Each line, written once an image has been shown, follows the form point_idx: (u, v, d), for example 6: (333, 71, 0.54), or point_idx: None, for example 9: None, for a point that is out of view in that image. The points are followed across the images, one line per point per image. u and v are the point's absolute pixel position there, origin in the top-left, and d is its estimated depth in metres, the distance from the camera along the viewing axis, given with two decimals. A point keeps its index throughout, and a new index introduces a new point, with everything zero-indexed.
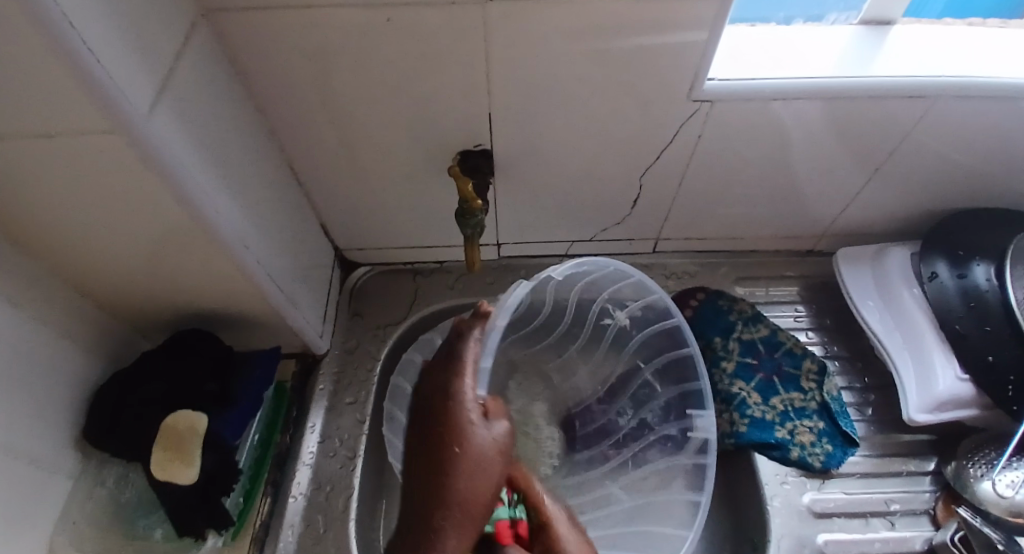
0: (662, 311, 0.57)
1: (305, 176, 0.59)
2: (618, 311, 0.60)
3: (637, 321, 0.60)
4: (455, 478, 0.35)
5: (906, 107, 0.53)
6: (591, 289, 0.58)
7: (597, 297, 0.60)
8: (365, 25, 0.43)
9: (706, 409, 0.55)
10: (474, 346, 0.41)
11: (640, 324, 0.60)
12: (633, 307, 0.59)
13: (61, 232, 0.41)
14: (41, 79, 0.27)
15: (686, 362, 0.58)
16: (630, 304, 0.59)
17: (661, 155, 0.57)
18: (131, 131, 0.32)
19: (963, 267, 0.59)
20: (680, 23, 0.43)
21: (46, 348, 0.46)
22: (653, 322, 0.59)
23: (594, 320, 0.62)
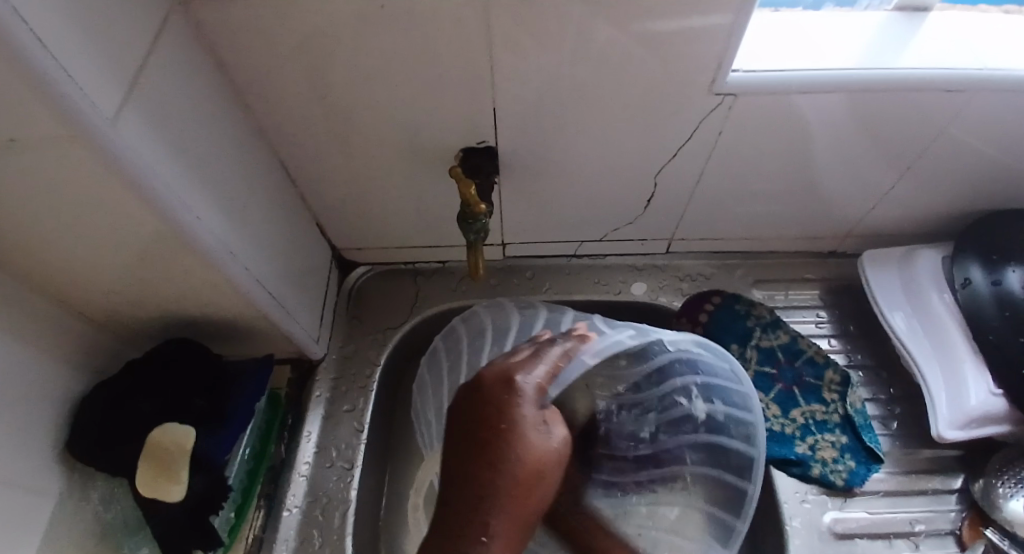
0: (744, 433, 0.47)
1: (299, 175, 0.56)
2: (700, 400, 0.49)
3: (713, 427, 0.49)
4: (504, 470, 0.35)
5: (947, 101, 0.49)
6: (688, 364, 0.48)
7: (687, 375, 0.49)
8: (359, 13, 0.39)
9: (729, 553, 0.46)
10: (556, 350, 0.42)
11: (715, 430, 0.49)
12: (719, 407, 0.48)
13: (32, 243, 0.38)
14: None
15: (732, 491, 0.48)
16: (718, 402, 0.48)
17: (678, 152, 0.54)
18: (95, 137, 0.28)
19: (997, 272, 0.55)
20: (705, 9, 0.39)
21: (25, 364, 0.43)
22: (726, 437, 0.49)
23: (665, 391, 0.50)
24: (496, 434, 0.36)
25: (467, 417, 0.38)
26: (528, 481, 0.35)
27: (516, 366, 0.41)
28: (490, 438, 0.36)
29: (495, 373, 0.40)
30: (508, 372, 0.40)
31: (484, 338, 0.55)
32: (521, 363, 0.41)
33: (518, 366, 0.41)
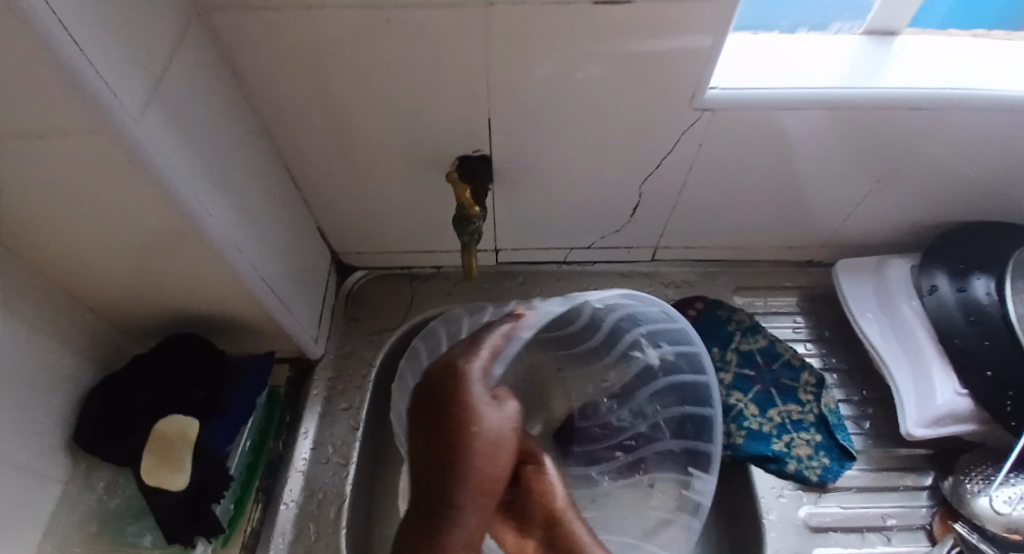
0: (696, 367, 0.53)
1: (302, 180, 0.59)
2: (650, 348, 0.56)
3: (669, 367, 0.57)
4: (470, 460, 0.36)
5: (911, 118, 0.52)
6: (629, 319, 0.54)
7: (633, 328, 0.55)
8: (364, 27, 0.42)
9: (711, 476, 0.53)
10: (501, 326, 0.44)
11: (671, 369, 0.56)
12: (667, 349, 0.55)
13: (54, 237, 0.40)
14: (29, 81, 0.27)
15: (700, 423, 0.55)
16: (665, 345, 0.55)
17: (661, 163, 0.57)
18: (120, 131, 0.31)
19: (963, 280, 0.58)
20: (683, 30, 0.43)
21: (35, 352, 0.45)
22: (685, 374, 0.55)
23: (622, 349, 0.58)
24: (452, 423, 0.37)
25: (427, 411, 0.39)
26: (491, 471, 0.37)
27: (457, 353, 0.42)
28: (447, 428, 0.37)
29: (444, 363, 0.41)
30: (452, 362, 0.41)
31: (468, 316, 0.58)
32: (461, 351, 0.42)
33: (460, 353, 0.42)
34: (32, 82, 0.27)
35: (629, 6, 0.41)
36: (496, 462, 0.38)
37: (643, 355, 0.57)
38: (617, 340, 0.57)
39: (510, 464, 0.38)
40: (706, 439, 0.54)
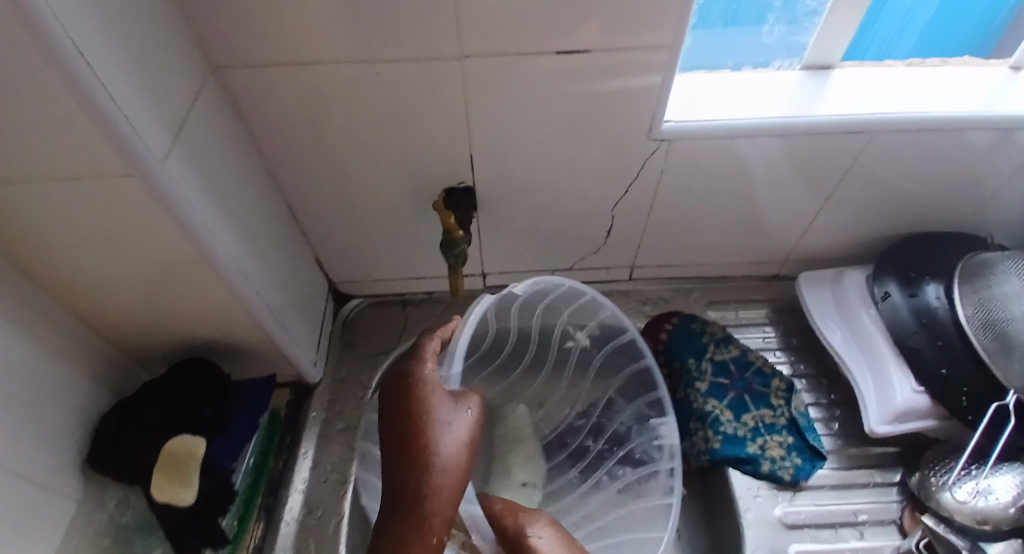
0: (616, 327, 0.61)
1: (301, 215, 0.64)
2: (578, 332, 0.63)
3: (598, 343, 0.64)
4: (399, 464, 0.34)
5: (848, 141, 0.58)
6: (551, 312, 0.60)
7: (557, 321, 0.62)
8: (357, 78, 0.49)
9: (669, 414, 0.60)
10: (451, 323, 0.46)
11: (601, 344, 0.64)
12: (591, 326, 0.63)
13: (80, 272, 0.45)
14: (75, 135, 0.32)
15: (644, 375, 0.63)
16: (589, 324, 0.62)
17: (628, 190, 0.63)
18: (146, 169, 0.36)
19: (915, 287, 0.63)
20: (634, 71, 0.50)
21: (54, 378, 0.49)
22: (612, 341, 0.63)
23: (557, 344, 0.65)
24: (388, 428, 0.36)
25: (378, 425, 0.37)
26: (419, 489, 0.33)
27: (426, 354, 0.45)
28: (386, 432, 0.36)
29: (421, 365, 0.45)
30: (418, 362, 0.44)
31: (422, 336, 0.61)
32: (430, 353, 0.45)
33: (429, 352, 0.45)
34: (72, 128, 0.32)
35: (585, 53, 0.48)
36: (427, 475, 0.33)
37: (575, 343, 0.65)
38: (550, 336, 0.64)
39: (449, 480, 0.33)
40: (651, 389, 0.62)
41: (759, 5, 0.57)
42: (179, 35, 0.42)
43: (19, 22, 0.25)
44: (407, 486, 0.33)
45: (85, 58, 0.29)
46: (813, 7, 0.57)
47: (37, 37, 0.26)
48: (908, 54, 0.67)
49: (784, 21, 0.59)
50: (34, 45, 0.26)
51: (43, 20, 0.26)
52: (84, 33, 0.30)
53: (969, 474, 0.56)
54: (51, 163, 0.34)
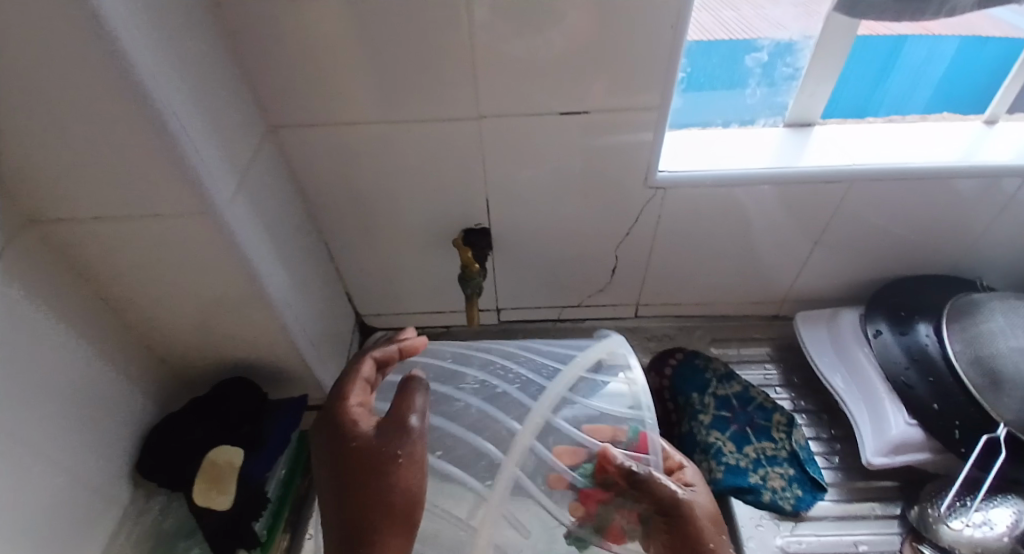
0: None
1: (335, 255, 0.71)
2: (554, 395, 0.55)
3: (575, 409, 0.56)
4: (359, 485, 0.37)
5: (829, 189, 0.64)
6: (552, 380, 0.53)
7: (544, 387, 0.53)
8: (389, 135, 0.57)
9: None
10: (366, 365, 0.45)
11: None
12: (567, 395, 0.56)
13: (147, 294, 0.53)
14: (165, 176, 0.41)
15: None
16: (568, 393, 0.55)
17: (629, 232, 0.69)
18: (212, 205, 0.45)
19: (906, 326, 0.67)
20: (629, 127, 0.57)
21: (115, 389, 0.56)
22: None
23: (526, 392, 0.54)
24: (343, 457, 0.39)
25: (330, 454, 0.40)
26: (383, 502, 0.37)
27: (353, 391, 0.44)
28: (342, 461, 0.39)
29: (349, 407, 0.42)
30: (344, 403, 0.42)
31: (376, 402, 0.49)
32: (356, 391, 0.44)
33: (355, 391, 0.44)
34: (157, 166, 0.41)
35: (585, 113, 0.56)
36: (384, 492, 0.37)
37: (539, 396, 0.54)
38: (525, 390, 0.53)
39: (409, 489, 0.38)
40: None
41: (741, 71, 0.65)
42: (248, 101, 0.52)
43: (123, 75, 0.35)
44: (369, 504, 0.37)
45: (169, 106, 0.39)
46: (790, 72, 0.65)
47: (134, 87, 0.35)
48: (924, 108, 0.71)
49: (764, 84, 0.66)
50: (129, 94, 0.36)
51: (139, 74, 0.35)
52: (170, 97, 0.39)
53: (963, 504, 0.59)
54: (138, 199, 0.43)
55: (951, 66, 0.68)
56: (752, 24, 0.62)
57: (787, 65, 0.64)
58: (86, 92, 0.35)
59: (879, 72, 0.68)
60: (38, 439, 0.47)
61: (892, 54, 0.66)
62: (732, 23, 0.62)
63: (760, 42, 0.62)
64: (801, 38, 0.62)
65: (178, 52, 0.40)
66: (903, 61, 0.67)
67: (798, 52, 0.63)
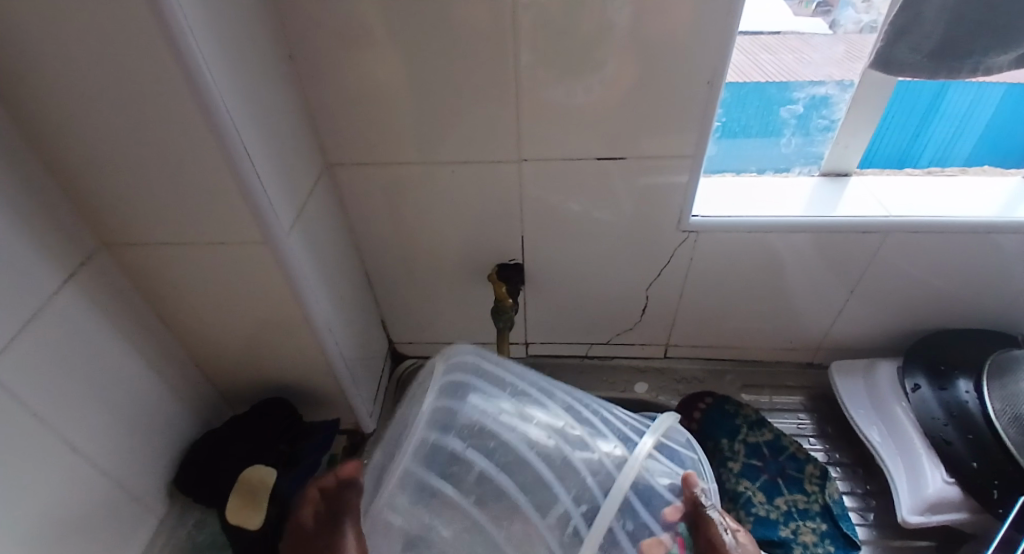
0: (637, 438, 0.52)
1: (376, 284, 0.74)
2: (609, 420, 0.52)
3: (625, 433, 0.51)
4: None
5: (864, 240, 0.64)
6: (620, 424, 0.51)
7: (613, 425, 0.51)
8: (435, 173, 0.61)
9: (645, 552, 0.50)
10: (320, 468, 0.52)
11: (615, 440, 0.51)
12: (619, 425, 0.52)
13: (201, 313, 0.57)
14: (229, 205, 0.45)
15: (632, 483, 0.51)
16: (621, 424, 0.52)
17: (661, 273, 0.70)
18: (272, 235, 0.49)
19: (945, 381, 0.66)
20: (664, 172, 0.59)
21: (164, 403, 0.59)
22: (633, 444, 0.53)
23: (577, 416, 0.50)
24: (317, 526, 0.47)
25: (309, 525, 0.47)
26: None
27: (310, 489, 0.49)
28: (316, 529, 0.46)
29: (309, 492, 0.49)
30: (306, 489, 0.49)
31: (475, 387, 0.48)
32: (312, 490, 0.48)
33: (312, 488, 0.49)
34: (225, 197, 0.45)
35: (620, 159, 0.58)
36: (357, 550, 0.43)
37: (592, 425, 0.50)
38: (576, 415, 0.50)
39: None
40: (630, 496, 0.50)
41: (775, 121, 0.66)
42: (308, 139, 0.56)
43: (204, 117, 0.39)
44: None
45: (243, 145, 0.43)
46: (825, 124, 0.66)
47: (213, 129, 0.40)
48: (965, 159, 0.70)
49: (800, 134, 0.67)
50: (209, 134, 0.40)
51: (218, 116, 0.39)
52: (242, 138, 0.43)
53: None
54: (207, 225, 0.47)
55: (996, 115, 0.66)
56: (791, 69, 0.62)
57: (823, 117, 0.65)
58: (175, 132, 0.40)
59: (922, 120, 0.67)
60: (94, 442, 0.50)
61: (930, 103, 0.65)
62: (770, 68, 0.62)
63: (795, 95, 0.64)
64: (837, 92, 0.63)
65: (252, 97, 0.45)
66: (947, 107, 0.65)
67: (834, 105, 0.64)
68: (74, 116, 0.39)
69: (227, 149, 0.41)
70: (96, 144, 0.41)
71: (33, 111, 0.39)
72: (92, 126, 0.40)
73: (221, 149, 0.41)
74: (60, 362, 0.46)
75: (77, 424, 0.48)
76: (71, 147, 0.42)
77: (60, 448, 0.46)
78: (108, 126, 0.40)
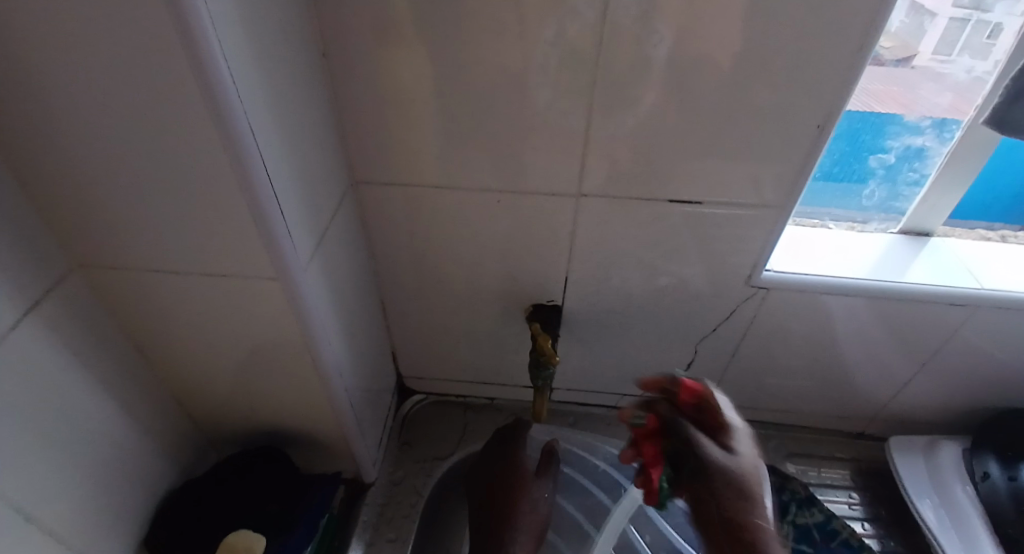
0: None
1: (392, 315, 0.66)
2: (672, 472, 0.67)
3: None
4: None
5: (947, 312, 0.58)
6: None
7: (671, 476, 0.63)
8: (477, 201, 0.53)
9: None
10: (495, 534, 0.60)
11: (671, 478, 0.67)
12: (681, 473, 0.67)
13: (193, 348, 0.48)
14: (240, 230, 0.37)
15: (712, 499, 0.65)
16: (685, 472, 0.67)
17: (717, 329, 0.63)
18: (289, 270, 0.40)
19: (1014, 470, 0.60)
20: (743, 223, 0.52)
21: (139, 447, 0.50)
22: None
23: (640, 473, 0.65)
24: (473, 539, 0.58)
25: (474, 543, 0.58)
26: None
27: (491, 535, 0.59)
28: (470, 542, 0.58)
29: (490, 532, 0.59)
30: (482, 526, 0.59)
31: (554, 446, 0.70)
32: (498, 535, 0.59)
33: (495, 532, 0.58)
34: (237, 226, 0.37)
35: (696, 204, 0.51)
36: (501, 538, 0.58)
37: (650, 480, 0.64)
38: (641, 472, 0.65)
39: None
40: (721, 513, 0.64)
41: (861, 170, 0.59)
42: (335, 152, 0.48)
43: (218, 123, 0.31)
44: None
45: (263, 163, 0.35)
46: (914, 178, 0.59)
47: (228, 145, 0.32)
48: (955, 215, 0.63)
49: (884, 186, 0.60)
50: (225, 152, 0.32)
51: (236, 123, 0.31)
52: (264, 151, 0.35)
53: None
54: (212, 251, 0.38)
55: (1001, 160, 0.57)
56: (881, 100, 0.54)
57: (913, 171, 0.58)
58: (183, 147, 0.32)
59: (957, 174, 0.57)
60: (57, 505, 0.41)
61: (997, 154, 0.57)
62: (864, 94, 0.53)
63: (888, 143, 0.56)
64: (934, 145, 0.56)
65: (277, 101, 0.36)
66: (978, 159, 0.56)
67: (927, 159, 0.57)
68: (60, 120, 0.31)
69: (244, 171, 0.33)
70: (83, 154, 0.33)
71: (5, 108, 0.31)
72: (81, 134, 0.32)
73: (238, 169, 0.33)
74: (20, 413, 0.37)
75: (39, 485, 0.39)
76: (50, 156, 0.33)
77: (16, 518, 0.38)
78: (99, 135, 0.32)
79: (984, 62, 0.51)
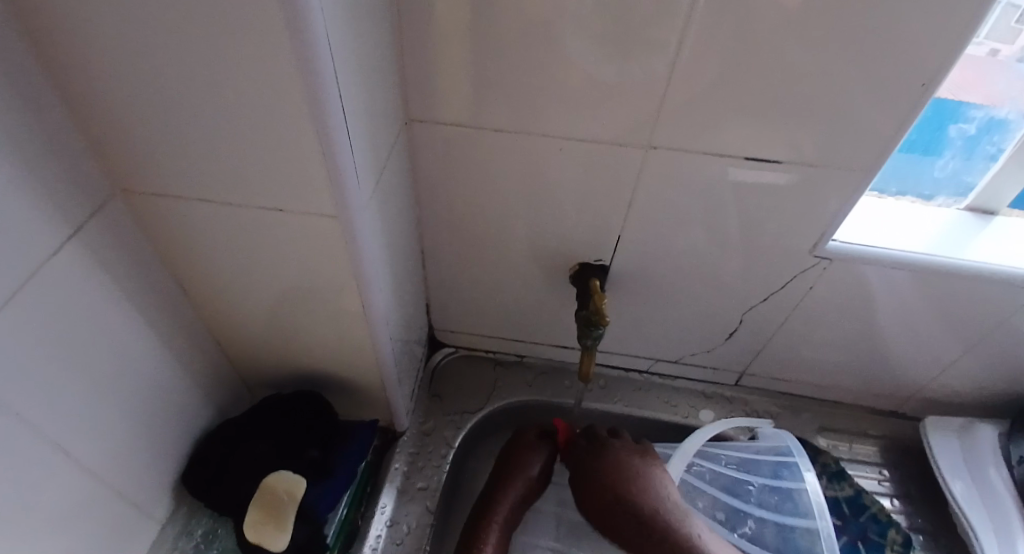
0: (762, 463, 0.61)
1: (432, 265, 0.64)
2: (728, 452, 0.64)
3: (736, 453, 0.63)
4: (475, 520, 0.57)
5: (1010, 295, 0.55)
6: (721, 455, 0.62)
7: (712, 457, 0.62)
8: (536, 149, 0.50)
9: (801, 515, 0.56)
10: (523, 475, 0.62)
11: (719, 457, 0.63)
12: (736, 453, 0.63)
13: (236, 287, 0.46)
14: (302, 161, 0.34)
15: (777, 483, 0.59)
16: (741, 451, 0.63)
17: (768, 298, 0.61)
18: (348, 208, 0.38)
19: None
20: (817, 188, 0.49)
21: (177, 387, 0.49)
22: (767, 459, 0.61)
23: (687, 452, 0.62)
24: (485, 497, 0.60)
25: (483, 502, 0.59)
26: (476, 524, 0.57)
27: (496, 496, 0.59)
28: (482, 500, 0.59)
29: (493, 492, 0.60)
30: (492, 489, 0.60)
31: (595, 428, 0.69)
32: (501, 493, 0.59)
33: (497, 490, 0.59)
34: (299, 155, 0.34)
35: (773, 164, 0.48)
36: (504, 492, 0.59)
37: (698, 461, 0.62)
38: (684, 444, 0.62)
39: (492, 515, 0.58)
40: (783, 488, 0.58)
41: (938, 140, 0.55)
42: (393, 84, 0.44)
43: (290, 37, 0.27)
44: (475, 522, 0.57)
45: (335, 85, 0.31)
46: (991, 152, 0.55)
47: (302, 62, 0.28)
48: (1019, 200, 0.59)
49: (960, 158, 0.56)
50: (296, 70, 0.29)
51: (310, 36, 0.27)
52: (335, 72, 0.31)
53: None
54: (269, 183, 0.36)
55: None
56: None
57: (992, 143, 0.55)
58: (251, 60, 0.28)
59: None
60: (93, 439, 0.40)
61: None
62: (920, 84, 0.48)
63: (971, 113, 0.53)
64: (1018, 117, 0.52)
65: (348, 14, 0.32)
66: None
67: (1009, 132, 0.53)
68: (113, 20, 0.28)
69: (316, 92, 0.30)
70: (137, 63, 0.29)
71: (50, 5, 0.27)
72: (138, 38, 0.28)
73: (309, 88, 0.30)
74: (59, 344, 0.35)
75: (76, 418, 0.38)
76: (101, 62, 0.30)
77: (52, 450, 0.36)
78: (157, 42, 0.28)
79: (1010, 45, 0.48)
